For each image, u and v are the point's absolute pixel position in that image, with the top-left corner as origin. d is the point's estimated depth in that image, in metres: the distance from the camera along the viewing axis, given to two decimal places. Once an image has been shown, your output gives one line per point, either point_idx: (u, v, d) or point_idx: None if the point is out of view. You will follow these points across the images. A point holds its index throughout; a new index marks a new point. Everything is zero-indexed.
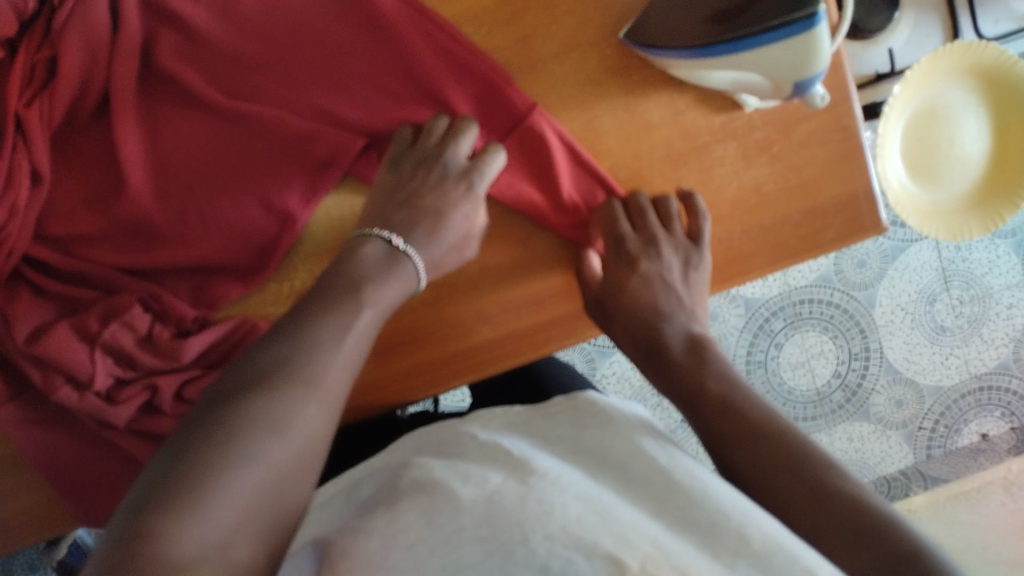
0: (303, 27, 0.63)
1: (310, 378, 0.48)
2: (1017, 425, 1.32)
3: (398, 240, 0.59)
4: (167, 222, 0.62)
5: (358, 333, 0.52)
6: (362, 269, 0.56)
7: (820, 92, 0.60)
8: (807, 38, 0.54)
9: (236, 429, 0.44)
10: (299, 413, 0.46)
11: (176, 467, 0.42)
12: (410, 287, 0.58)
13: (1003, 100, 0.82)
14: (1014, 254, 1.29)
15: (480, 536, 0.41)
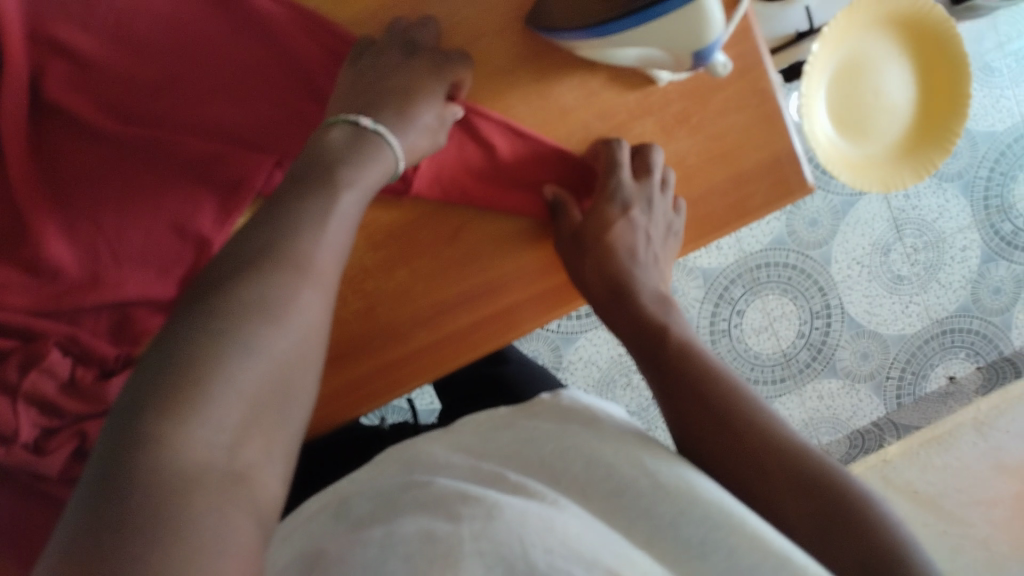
0: (193, 39, 0.58)
1: (301, 264, 0.44)
2: (982, 364, 1.32)
3: (365, 120, 0.53)
4: (82, 262, 0.57)
5: (343, 216, 0.48)
6: (336, 152, 0.50)
7: (723, 59, 0.52)
8: (692, 11, 0.46)
9: (234, 320, 0.39)
10: (294, 299, 0.42)
11: (174, 357, 0.37)
12: (389, 166, 0.53)
13: (929, 50, 0.76)
14: (962, 197, 1.30)
15: (479, 549, 0.38)
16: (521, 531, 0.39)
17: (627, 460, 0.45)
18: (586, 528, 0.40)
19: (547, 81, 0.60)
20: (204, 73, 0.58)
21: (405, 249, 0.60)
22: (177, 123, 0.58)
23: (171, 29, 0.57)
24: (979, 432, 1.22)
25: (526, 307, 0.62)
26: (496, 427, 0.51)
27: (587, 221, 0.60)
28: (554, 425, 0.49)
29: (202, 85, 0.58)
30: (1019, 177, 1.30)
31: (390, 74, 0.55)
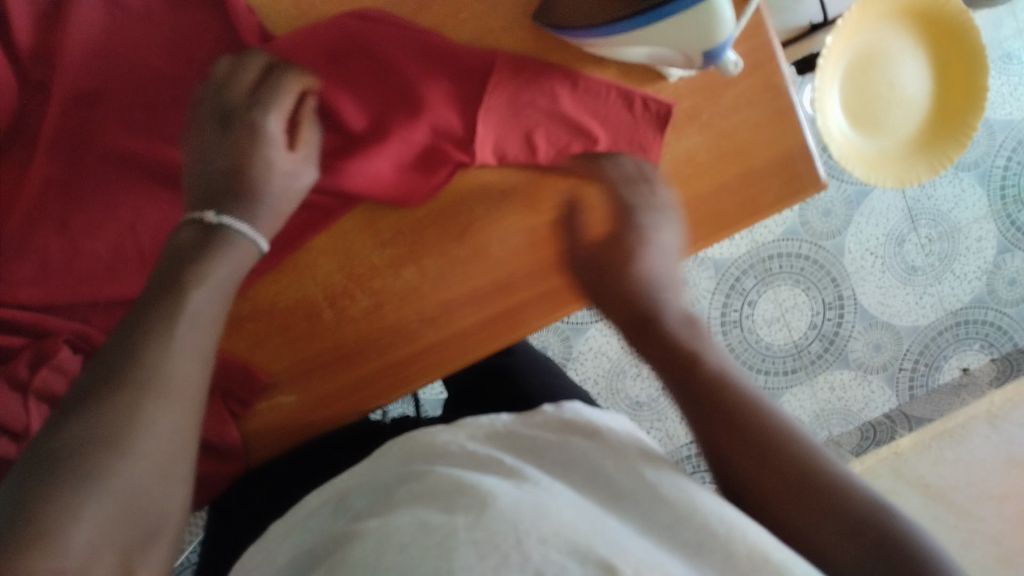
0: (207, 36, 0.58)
1: (149, 379, 0.41)
2: (997, 356, 1.31)
3: (210, 215, 0.49)
4: (97, 261, 0.57)
5: (196, 318, 0.45)
6: (188, 250, 0.47)
7: (734, 58, 0.51)
8: (705, 8, 0.46)
9: (88, 442, 0.37)
10: (146, 419, 0.39)
11: (26, 491, 0.35)
12: (242, 257, 0.49)
13: (944, 41, 0.74)
14: (978, 186, 1.28)
15: (474, 539, 0.37)
16: (512, 520, 0.38)
17: (629, 465, 0.44)
18: (579, 518, 0.39)
19: (556, 71, 0.59)
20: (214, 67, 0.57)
21: (412, 246, 0.60)
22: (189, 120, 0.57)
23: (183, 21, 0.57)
24: (991, 426, 1.16)
25: (534, 306, 0.61)
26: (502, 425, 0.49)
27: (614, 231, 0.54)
28: (556, 434, 0.47)
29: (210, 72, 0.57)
30: None
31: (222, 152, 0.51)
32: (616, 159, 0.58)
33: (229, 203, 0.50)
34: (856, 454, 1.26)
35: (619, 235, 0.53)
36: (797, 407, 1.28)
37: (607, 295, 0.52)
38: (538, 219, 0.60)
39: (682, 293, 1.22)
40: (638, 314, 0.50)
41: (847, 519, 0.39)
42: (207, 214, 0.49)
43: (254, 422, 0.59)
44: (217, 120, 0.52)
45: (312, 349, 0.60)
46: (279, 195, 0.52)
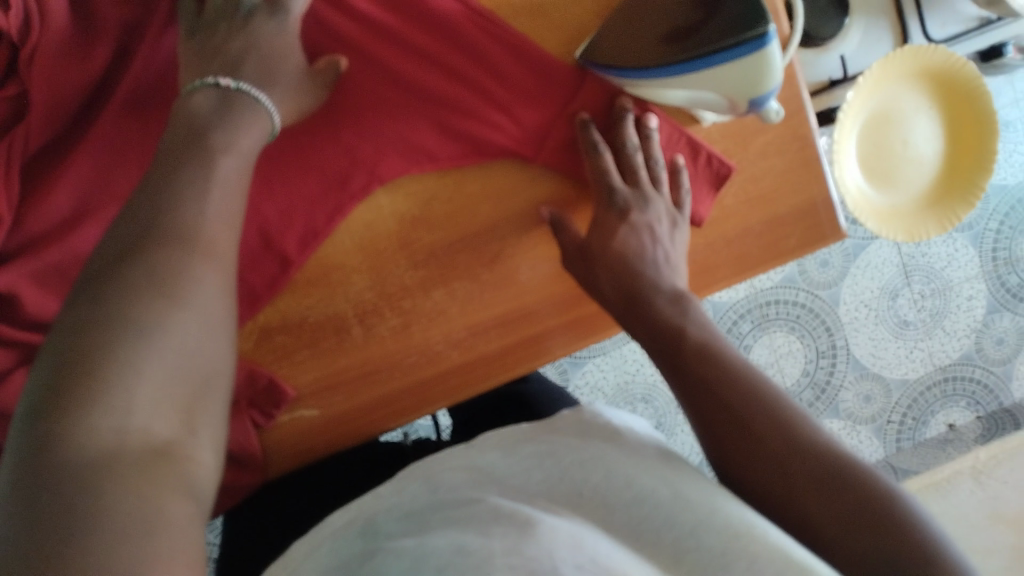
0: None
1: (182, 236, 0.42)
2: (981, 415, 1.34)
3: (226, 80, 0.50)
4: None
5: (224, 180, 0.46)
6: (200, 116, 0.48)
7: (776, 105, 0.55)
8: (758, 58, 0.48)
9: (130, 296, 0.38)
10: (186, 277, 0.41)
11: (80, 345, 0.36)
12: (265, 128, 0.50)
13: (955, 104, 0.78)
14: (971, 247, 1.31)
15: (509, 564, 0.36)
16: (551, 547, 0.37)
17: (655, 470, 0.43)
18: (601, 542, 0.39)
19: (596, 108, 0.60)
20: None
21: (443, 269, 0.61)
22: None
23: None
24: (976, 481, 1.19)
25: (556, 335, 0.63)
26: (527, 435, 0.47)
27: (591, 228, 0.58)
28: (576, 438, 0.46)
29: None
30: None
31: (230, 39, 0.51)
32: (596, 148, 0.59)
33: (247, 76, 0.51)
34: None
35: (607, 224, 0.57)
36: None
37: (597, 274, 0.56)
38: None
39: None
40: (632, 294, 0.53)
41: (866, 545, 0.38)
42: (223, 79, 0.50)
43: (273, 434, 0.60)
44: (228, 24, 0.53)
45: (337, 365, 0.60)
46: (292, 89, 0.54)
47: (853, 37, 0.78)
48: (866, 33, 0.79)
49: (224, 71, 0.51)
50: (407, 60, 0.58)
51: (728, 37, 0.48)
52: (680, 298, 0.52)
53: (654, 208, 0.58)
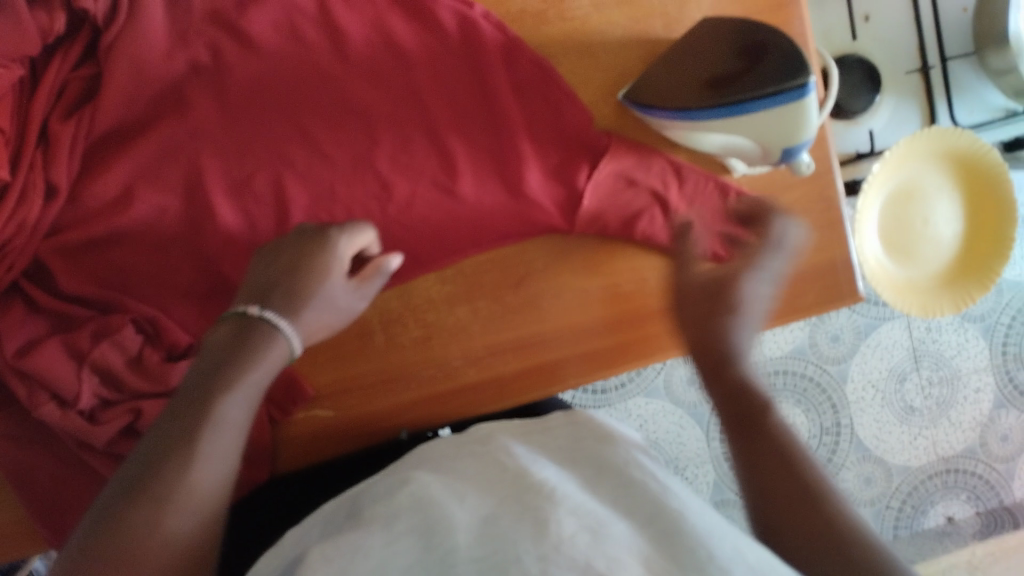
0: (312, 62, 0.61)
1: (166, 495, 0.42)
2: (981, 510, 1.34)
3: (253, 309, 0.50)
4: (171, 251, 0.60)
5: (229, 422, 0.46)
6: (221, 346, 0.49)
7: (806, 160, 0.59)
8: (797, 107, 0.53)
9: (177, 442, 0.44)
10: (161, 533, 0.42)
11: (139, 475, 0.43)
12: (279, 358, 0.50)
13: (978, 189, 0.80)
14: (982, 339, 1.32)
15: (476, 556, 0.35)
16: (518, 535, 0.35)
17: (641, 469, 0.41)
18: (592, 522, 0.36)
19: (632, 151, 0.63)
20: (319, 93, 0.61)
21: (468, 288, 0.63)
22: (283, 135, 0.61)
23: (296, 46, 0.61)
24: None
25: (571, 364, 0.64)
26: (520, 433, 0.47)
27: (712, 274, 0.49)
28: (569, 440, 0.45)
29: (317, 101, 0.61)
30: None
31: (290, 253, 0.53)
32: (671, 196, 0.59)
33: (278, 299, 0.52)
34: None
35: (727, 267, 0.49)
36: None
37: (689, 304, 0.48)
38: (592, 283, 0.64)
39: (688, 392, 1.24)
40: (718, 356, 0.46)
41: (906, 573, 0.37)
42: (251, 305, 0.51)
43: (289, 430, 0.62)
44: (295, 234, 0.54)
45: (355, 370, 0.62)
46: (324, 309, 0.53)
47: (883, 113, 0.81)
48: (895, 111, 0.82)
49: (255, 295, 0.52)
50: (458, 89, 0.62)
51: (767, 86, 0.52)
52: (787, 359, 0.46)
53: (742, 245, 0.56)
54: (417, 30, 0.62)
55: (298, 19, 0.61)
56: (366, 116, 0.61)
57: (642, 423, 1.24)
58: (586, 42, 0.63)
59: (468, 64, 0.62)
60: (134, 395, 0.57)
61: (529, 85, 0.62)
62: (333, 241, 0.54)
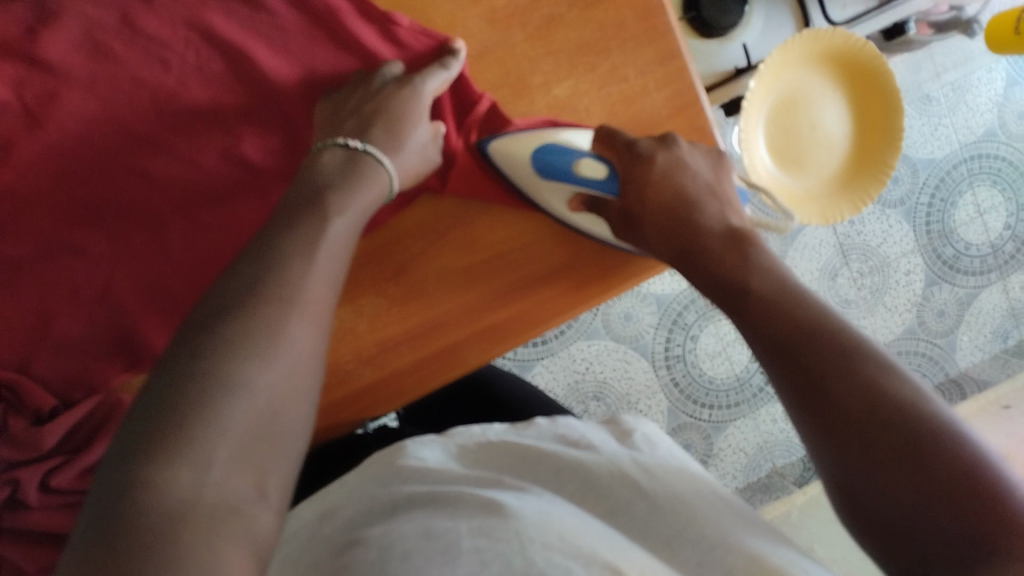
0: (123, 78, 0.57)
1: (290, 296, 0.44)
2: (930, 387, 1.35)
3: (355, 142, 0.54)
4: (23, 306, 0.56)
5: (334, 239, 0.49)
6: (324, 177, 0.51)
7: (590, 165, 0.55)
8: (504, 143, 0.58)
9: (249, 320, 0.41)
10: (287, 332, 0.42)
11: (201, 352, 0.40)
12: (382, 190, 0.54)
13: (861, 85, 0.78)
14: (905, 222, 1.32)
15: (477, 547, 0.39)
16: (526, 535, 0.39)
17: (625, 476, 0.46)
18: (584, 525, 0.41)
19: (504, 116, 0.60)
20: (144, 111, 0.57)
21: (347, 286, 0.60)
22: (115, 162, 0.57)
23: (105, 65, 0.57)
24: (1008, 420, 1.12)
25: (471, 344, 0.61)
26: (496, 441, 0.52)
27: (618, 217, 0.55)
28: (549, 443, 0.50)
29: (139, 119, 0.57)
30: (958, 204, 1.34)
31: (369, 101, 0.56)
32: (631, 150, 0.54)
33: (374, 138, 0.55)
34: (798, 484, 1.28)
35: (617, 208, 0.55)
36: (741, 441, 1.27)
37: (647, 238, 0.54)
38: (475, 255, 0.61)
39: (627, 327, 1.23)
40: (734, 294, 0.48)
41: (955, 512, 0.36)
42: (352, 141, 0.54)
43: None
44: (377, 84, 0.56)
45: None
46: (413, 149, 0.56)
47: (756, 24, 0.80)
48: (767, 19, 0.80)
49: None
50: (288, 77, 0.58)
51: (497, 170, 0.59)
52: (737, 242, 0.50)
53: (683, 150, 0.55)
54: (235, 25, 0.58)
55: (100, 35, 0.57)
56: (197, 126, 0.58)
57: (589, 365, 1.22)
58: (416, 7, 0.59)
59: (292, 50, 0.59)
60: (6, 466, 0.54)
61: (362, 61, 0.59)
62: (418, 81, 0.56)
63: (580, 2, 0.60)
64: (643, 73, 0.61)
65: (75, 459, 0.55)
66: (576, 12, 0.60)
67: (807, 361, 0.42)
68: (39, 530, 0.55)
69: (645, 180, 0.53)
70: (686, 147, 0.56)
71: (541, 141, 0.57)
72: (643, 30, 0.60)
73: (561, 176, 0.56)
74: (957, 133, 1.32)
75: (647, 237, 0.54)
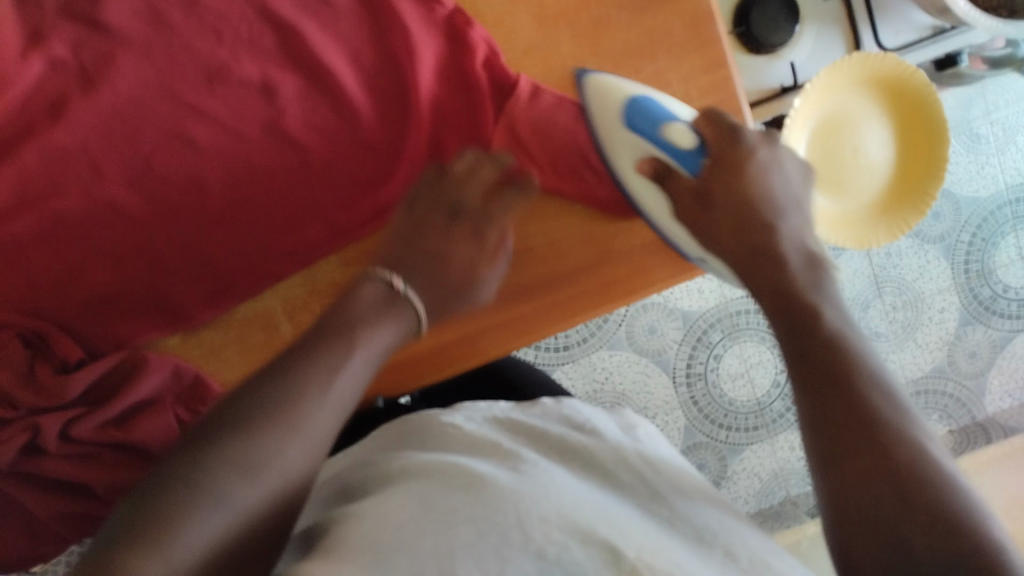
0: (177, 45, 0.58)
1: (296, 420, 0.41)
2: (954, 428, 1.33)
3: (398, 283, 0.52)
4: (63, 258, 0.58)
5: (354, 371, 0.46)
6: (359, 310, 0.49)
7: (675, 126, 0.53)
8: (605, 84, 0.56)
9: (247, 437, 0.40)
10: (280, 456, 0.40)
11: (193, 456, 0.39)
12: (410, 335, 0.51)
13: (904, 112, 0.78)
14: (944, 259, 1.30)
15: (475, 518, 0.39)
16: (519, 511, 0.39)
17: (630, 466, 0.46)
18: (580, 499, 0.41)
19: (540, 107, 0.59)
20: (193, 79, 0.58)
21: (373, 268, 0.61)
22: (161, 126, 0.58)
23: (161, 32, 0.58)
24: None
25: (491, 334, 0.62)
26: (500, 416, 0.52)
27: (694, 192, 0.51)
28: (554, 425, 0.50)
29: (188, 87, 0.58)
30: (999, 245, 1.31)
31: (434, 236, 0.55)
32: (737, 135, 0.51)
33: (422, 246, 0.55)
34: (811, 515, 1.26)
35: (688, 184, 0.51)
36: (756, 465, 1.26)
37: (717, 229, 0.50)
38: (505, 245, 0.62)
39: (651, 339, 1.23)
40: (794, 320, 0.43)
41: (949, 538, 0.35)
42: (391, 278, 0.52)
43: None
44: (448, 177, 0.57)
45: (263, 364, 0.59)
46: (461, 299, 0.56)
47: (805, 43, 0.79)
48: (818, 37, 0.80)
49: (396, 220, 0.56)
50: (336, 57, 0.59)
51: (586, 110, 0.59)
52: (814, 262, 0.46)
53: (785, 152, 0.52)
54: (290, 3, 0.59)
55: (160, 2, 0.58)
56: (243, 97, 0.59)
57: (608, 375, 1.22)
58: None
59: (342, 31, 0.60)
60: (31, 411, 0.56)
61: (408, 46, 0.59)
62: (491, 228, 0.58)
63: (629, 4, 0.60)
64: (686, 80, 0.61)
65: (95, 411, 0.56)
66: (624, 15, 0.60)
67: (828, 375, 0.40)
68: (55, 478, 0.57)
69: (738, 166, 0.50)
70: (789, 157, 0.52)
71: (641, 91, 0.55)
72: (690, 38, 0.60)
73: (648, 130, 0.54)
74: (1005, 173, 1.30)
75: (719, 225, 0.49)
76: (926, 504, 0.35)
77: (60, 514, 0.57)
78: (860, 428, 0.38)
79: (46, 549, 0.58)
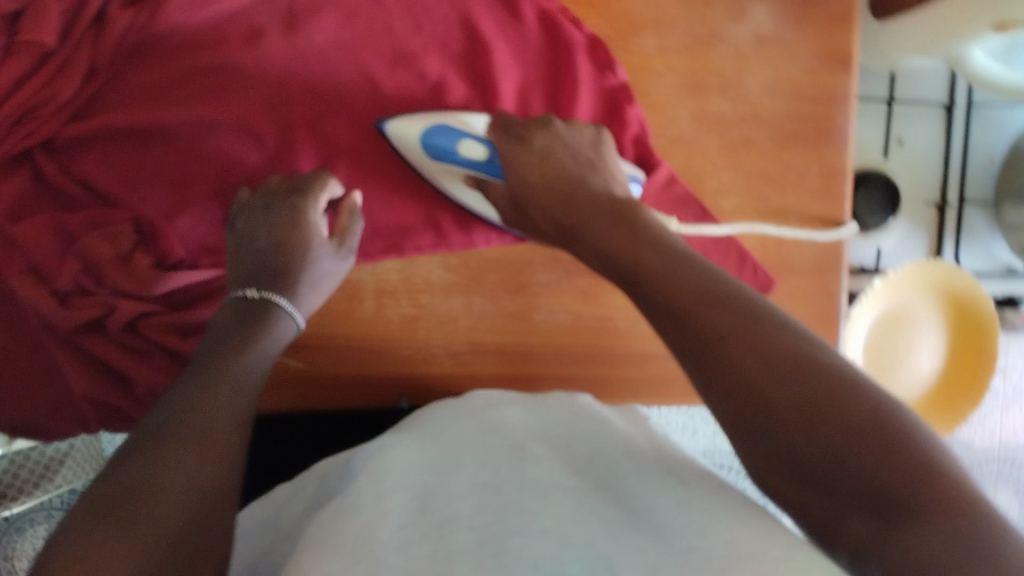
0: (378, 21, 0.61)
1: (201, 436, 0.40)
2: None
3: (251, 291, 0.52)
4: (193, 165, 0.58)
5: (245, 374, 0.46)
6: (259, 316, 0.51)
7: (472, 146, 0.56)
8: (425, 118, 0.58)
9: (155, 459, 0.38)
10: (188, 474, 0.38)
11: (93, 514, 0.35)
12: (291, 329, 0.53)
13: (963, 331, 0.82)
14: None
15: (473, 528, 0.41)
16: (530, 541, 0.40)
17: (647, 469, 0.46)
18: (574, 510, 0.42)
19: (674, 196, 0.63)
20: (380, 55, 0.61)
21: (469, 282, 0.63)
22: (336, 84, 0.60)
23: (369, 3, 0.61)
24: None
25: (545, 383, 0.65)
26: (530, 409, 0.55)
27: (508, 198, 0.57)
28: (580, 431, 0.52)
29: (373, 59, 0.61)
30: None
31: (263, 238, 0.55)
32: (515, 132, 0.56)
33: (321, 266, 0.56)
34: None
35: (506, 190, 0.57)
36: None
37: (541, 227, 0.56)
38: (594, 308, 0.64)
39: None
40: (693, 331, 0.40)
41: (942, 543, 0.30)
42: (247, 288, 0.52)
43: None
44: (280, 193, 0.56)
45: (338, 330, 0.62)
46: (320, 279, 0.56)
47: (895, 236, 0.83)
48: (906, 234, 0.84)
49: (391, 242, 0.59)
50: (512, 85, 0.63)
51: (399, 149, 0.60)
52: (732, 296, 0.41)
53: (565, 129, 0.57)
54: (490, 22, 0.63)
55: None
56: (416, 86, 0.61)
57: None
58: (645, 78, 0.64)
59: (525, 64, 0.63)
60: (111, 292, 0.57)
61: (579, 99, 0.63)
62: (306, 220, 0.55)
63: (781, 140, 0.64)
64: (802, 224, 0.65)
65: (172, 313, 0.58)
66: (772, 146, 0.64)
67: (711, 361, 0.39)
68: (104, 362, 0.57)
69: (532, 162, 0.55)
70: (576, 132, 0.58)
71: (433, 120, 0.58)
72: (820, 189, 0.65)
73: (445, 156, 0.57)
74: None
75: (540, 221, 0.55)
76: (882, 452, 0.33)
77: (94, 398, 0.57)
78: (798, 391, 0.36)
79: (56, 428, 0.57)
